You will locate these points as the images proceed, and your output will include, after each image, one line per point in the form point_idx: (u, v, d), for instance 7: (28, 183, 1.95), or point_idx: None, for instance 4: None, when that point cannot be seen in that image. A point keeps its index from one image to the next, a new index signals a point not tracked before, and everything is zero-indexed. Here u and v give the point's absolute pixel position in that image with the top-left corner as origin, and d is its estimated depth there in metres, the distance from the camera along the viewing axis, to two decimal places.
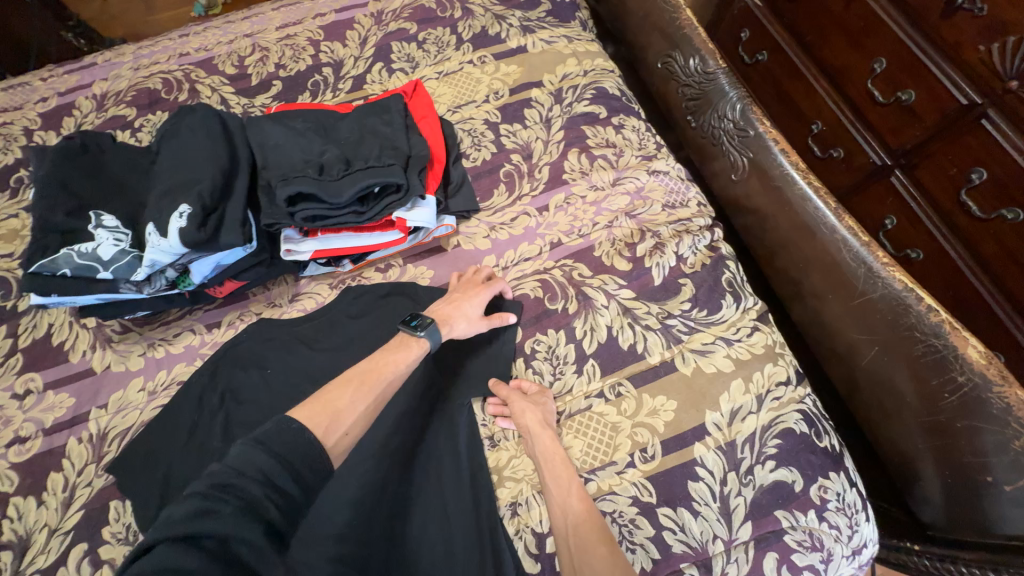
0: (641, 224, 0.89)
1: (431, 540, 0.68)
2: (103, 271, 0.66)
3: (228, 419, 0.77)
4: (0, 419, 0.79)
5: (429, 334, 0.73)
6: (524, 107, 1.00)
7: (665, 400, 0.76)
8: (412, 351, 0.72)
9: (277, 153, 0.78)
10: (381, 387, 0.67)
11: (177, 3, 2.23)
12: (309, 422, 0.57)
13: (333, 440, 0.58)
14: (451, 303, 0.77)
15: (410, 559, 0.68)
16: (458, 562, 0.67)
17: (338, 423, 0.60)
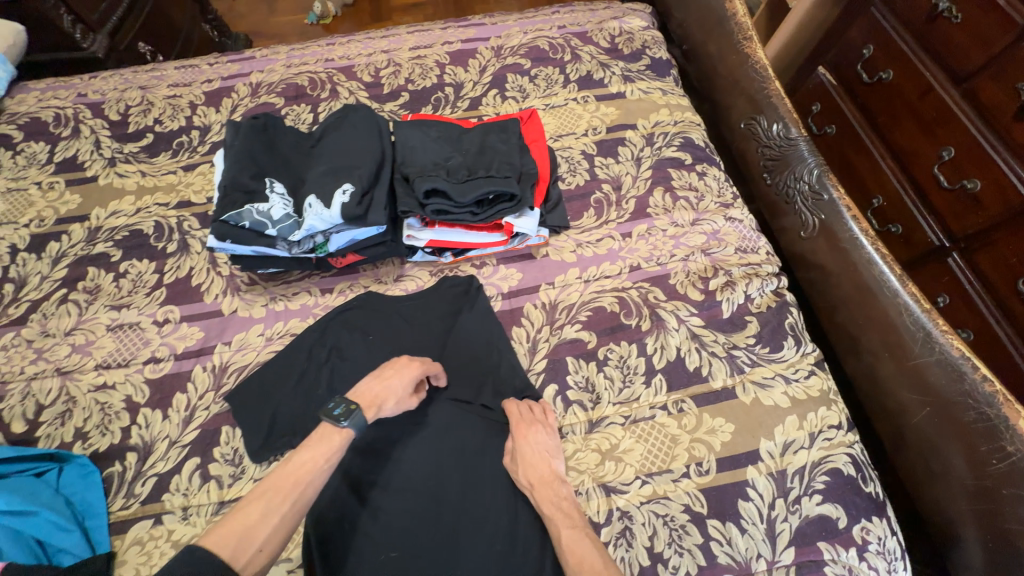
0: (714, 262, 0.98)
1: (497, 515, 0.77)
2: (270, 228, 0.79)
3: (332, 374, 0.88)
4: (142, 339, 0.92)
5: (353, 425, 0.72)
6: (619, 144, 1.12)
7: (724, 422, 0.83)
8: (334, 446, 0.70)
9: (415, 154, 0.91)
10: (298, 492, 0.65)
11: (295, 10, 2.50)
12: (218, 545, 0.58)
13: (244, 561, 0.58)
14: (378, 383, 0.77)
15: (476, 528, 0.76)
16: (520, 538, 0.75)
17: (248, 542, 0.60)
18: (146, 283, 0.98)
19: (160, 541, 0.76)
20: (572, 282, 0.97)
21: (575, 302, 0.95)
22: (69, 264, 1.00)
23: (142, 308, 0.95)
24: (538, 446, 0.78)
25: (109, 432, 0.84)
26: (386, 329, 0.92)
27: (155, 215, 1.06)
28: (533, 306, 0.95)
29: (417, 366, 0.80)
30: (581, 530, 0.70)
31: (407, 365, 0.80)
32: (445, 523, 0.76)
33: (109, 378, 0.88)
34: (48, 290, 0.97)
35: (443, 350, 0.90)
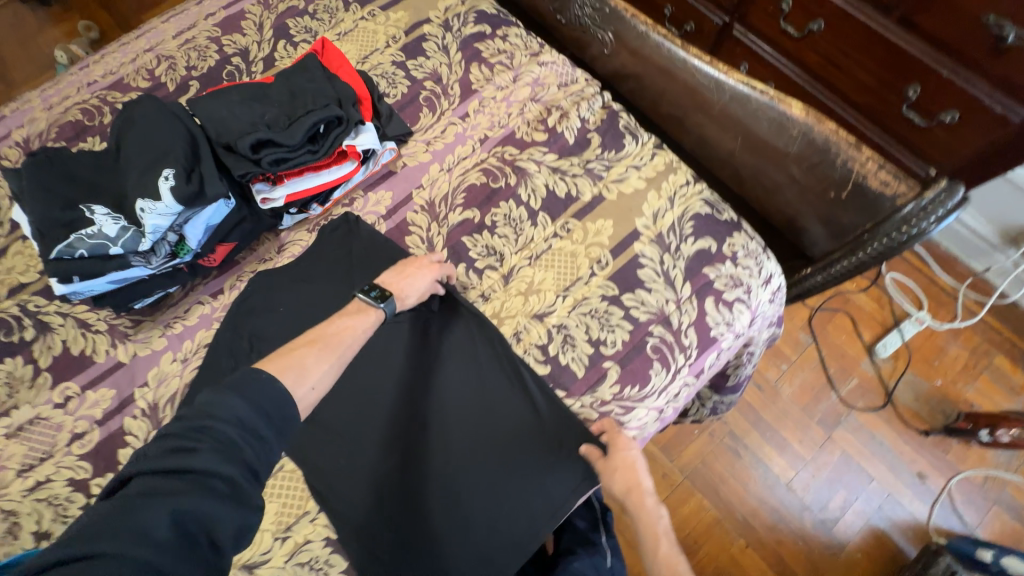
0: (546, 104, 1.07)
1: (476, 445, 0.82)
2: (113, 247, 0.77)
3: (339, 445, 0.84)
4: (53, 426, 0.87)
5: (387, 309, 0.82)
6: (421, 41, 1.15)
7: (604, 222, 0.96)
8: (370, 322, 0.81)
9: (223, 121, 0.88)
10: (343, 350, 0.75)
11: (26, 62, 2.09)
12: (279, 374, 0.66)
13: (300, 394, 0.67)
14: (402, 275, 0.86)
15: (463, 466, 0.81)
16: (504, 453, 0.82)
17: (303, 378, 0.68)
18: (24, 377, 0.90)
19: None
20: (438, 176, 1.03)
21: (448, 191, 1.01)
22: None
23: (34, 401, 0.89)
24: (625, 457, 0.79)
25: (69, 518, 0.80)
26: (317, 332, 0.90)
27: None
28: (414, 213, 1.00)
29: (435, 266, 0.89)
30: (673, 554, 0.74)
31: (428, 266, 0.89)
32: (446, 493, 0.80)
33: (39, 475, 0.83)
34: None
35: (445, 386, 0.86)
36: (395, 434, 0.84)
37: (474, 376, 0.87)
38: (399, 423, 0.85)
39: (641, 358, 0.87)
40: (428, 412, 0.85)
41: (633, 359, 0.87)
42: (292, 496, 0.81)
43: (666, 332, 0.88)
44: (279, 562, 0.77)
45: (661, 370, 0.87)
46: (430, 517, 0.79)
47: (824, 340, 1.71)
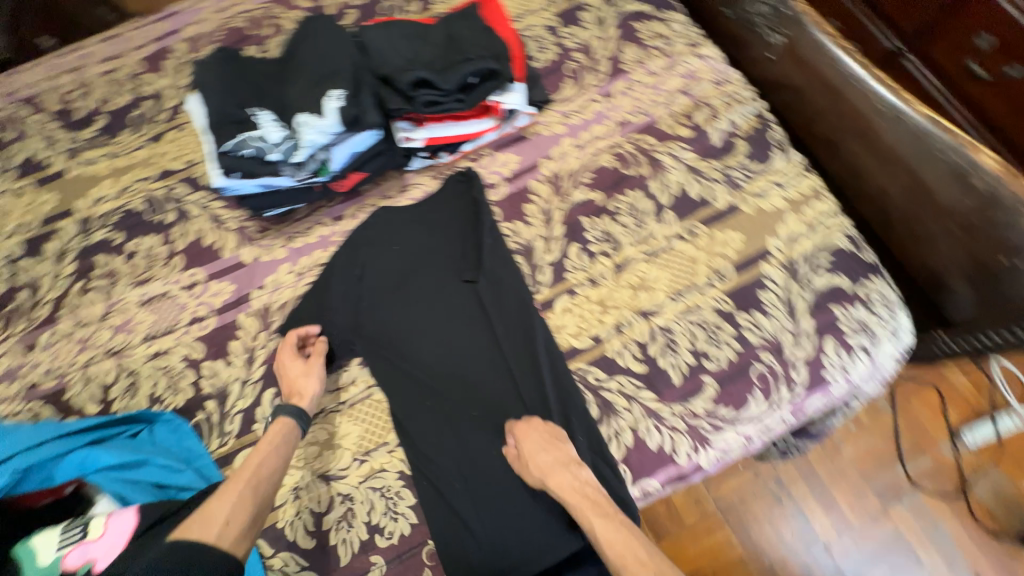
0: (696, 99, 1.02)
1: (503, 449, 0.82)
2: (272, 153, 0.81)
3: (410, 396, 0.85)
4: (178, 305, 0.95)
5: (285, 412, 0.80)
6: (579, 11, 1.12)
7: (733, 233, 0.91)
8: (277, 431, 0.78)
9: (386, 55, 0.90)
10: (249, 480, 0.71)
11: None
12: (183, 530, 0.63)
13: (215, 534, 0.64)
14: (295, 372, 0.84)
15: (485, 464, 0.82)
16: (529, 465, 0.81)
17: (211, 521, 0.65)
18: (160, 255, 0.99)
19: None
20: (569, 151, 1.01)
21: (577, 168, 1.00)
22: (75, 257, 1.00)
23: (167, 278, 0.97)
24: (546, 432, 0.79)
25: (181, 389, 0.89)
26: (412, 285, 0.92)
27: (141, 192, 1.04)
28: (538, 182, 0.99)
29: (290, 343, 0.87)
30: (612, 519, 0.72)
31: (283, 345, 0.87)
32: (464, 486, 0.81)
33: (161, 345, 0.92)
34: (65, 286, 0.97)
35: (485, 380, 0.85)
36: (462, 403, 0.85)
37: (520, 371, 0.85)
38: (435, 405, 0.85)
39: (743, 381, 0.84)
40: (493, 389, 0.85)
41: (734, 379, 0.84)
42: (374, 424, 0.85)
43: (775, 362, 0.84)
44: (353, 481, 0.82)
45: (760, 398, 0.83)
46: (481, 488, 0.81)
47: (904, 410, 1.58)
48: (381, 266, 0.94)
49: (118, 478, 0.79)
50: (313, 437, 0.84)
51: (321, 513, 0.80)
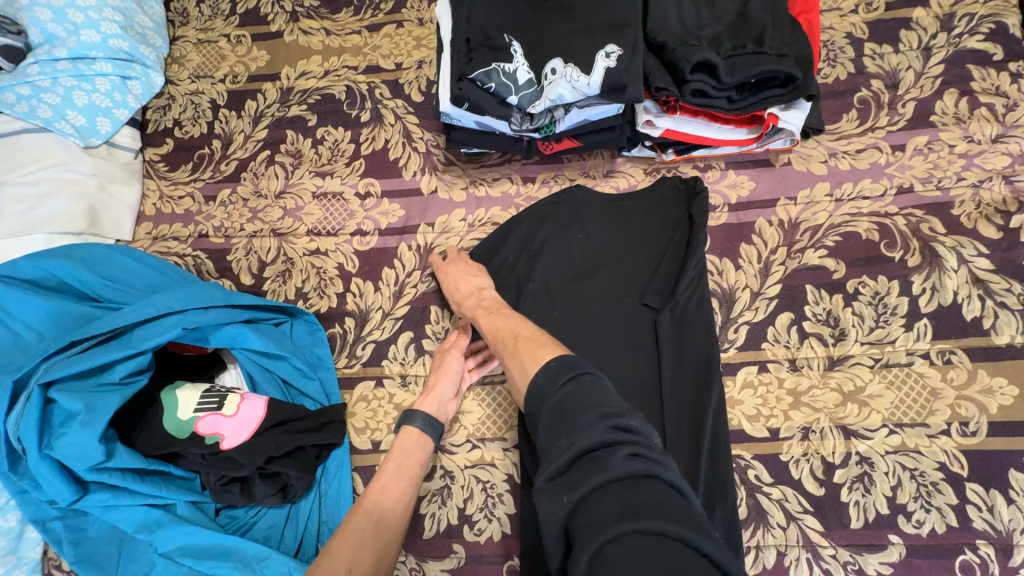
0: (1021, 193, 0.77)
1: None
2: (512, 95, 0.71)
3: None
4: (347, 210, 0.91)
5: (411, 419, 0.73)
6: (902, 27, 0.87)
7: (1006, 383, 0.70)
8: (404, 444, 0.72)
9: (666, 18, 0.75)
10: (371, 505, 0.65)
11: None
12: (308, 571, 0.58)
13: None
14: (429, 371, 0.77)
15: None
16: None
17: (332, 566, 0.58)
18: (344, 152, 0.95)
19: (385, 403, 0.81)
20: (820, 200, 0.82)
21: (822, 224, 0.81)
22: (268, 125, 0.99)
23: (344, 178, 0.93)
24: (461, 267, 0.80)
25: (327, 296, 0.87)
26: (584, 283, 0.81)
27: (344, 79, 1.00)
28: (767, 222, 0.82)
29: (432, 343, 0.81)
30: (498, 314, 0.71)
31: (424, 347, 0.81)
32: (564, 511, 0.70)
33: (321, 244, 0.90)
34: (253, 151, 0.97)
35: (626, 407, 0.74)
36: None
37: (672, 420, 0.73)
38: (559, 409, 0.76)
39: (941, 563, 0.66)
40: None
41: (930, 556, 0.67)
42: (499, 413, 0.79)
43: (994, 560, 0.65)
44: (460, 462, 0.77)
45: None
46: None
47: None
48: (562, 253, 0.83)
49: (256, 361, 0.80)
50: None
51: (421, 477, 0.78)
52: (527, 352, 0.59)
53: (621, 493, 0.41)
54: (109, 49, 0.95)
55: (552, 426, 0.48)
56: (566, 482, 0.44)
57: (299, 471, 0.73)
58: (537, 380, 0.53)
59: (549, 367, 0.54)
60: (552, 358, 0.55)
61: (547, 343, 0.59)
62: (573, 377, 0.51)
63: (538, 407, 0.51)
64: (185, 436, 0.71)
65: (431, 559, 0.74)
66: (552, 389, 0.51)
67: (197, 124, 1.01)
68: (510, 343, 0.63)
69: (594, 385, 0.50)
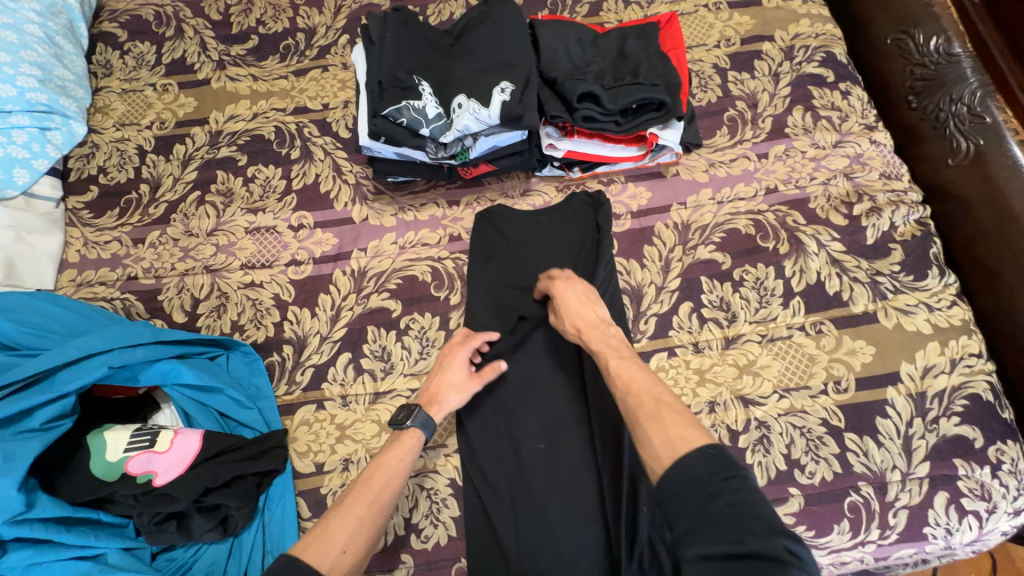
0: (858, 187, 0.94)
1: (556, 482, 0.78)
2: (424, 127, 0.79)
3: (487, 409, 0.83)
4: (281, 242, 0.95)
5: (417, 423, 0.74)
6: (754, 58, 1.04)
7: (864, 345, 0.83)
8: (405, 445, 0.73)
9: (557, 58, 0.87)
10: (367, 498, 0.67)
11: None
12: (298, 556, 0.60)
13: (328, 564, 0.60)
14: (437, 378, 0.79)
15: (537, 490, 0.78)
16: (576, 506, 0.76)
17: (330, 545, 0.62)
18: (276, 188, 0.99)
19: (326, 424, 0.83)
20: (705, 203, 0.95)
21: (709, 223, 0.93)
22: (198, 167, 1.02)
23: (277, 212, 0.97)
24: (583, 291, 0.80)
25: (264, 326, 0.89)
26: (513, 291, 0.90)
27: (273, 121, 1.05)
28: (664, 225, 0.93)
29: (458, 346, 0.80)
30: (628, 359, 0.71)
31: (451, 349, 0.80)
32: (508, 504, 0.77)
33: (256, 277, 0.93)
34: (183, 192, 1.00)
35: (558, 407, 0.82)
36: (536, 431, 0.81)
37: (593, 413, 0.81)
38: (505, 414, 0.82)
39: (833, 506, 0.76)
40: (569, 428, 0.81)
41: (824, 501, 0.76)
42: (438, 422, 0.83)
43: (874, 497, 0.76)
44: None
45: (846, 532, 0.75)
46: (530, 530, 0.76)
47: None
48: (491, 274, 0.91)
49: (191, 396, 0.80)
50: (375, 415, 0.83)
51: None
52: (673, 424, 0.60)
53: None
54: (27, 102, 0.96)
55: (710, 522, 0.52)
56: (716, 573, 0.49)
57: (239, 500, 0.73)
58: (690, 463, 0.55)
59: (708, 457, 0.55)
60: (707, 441, 0.57)
61: (689, 420, 0.61)
62: (733, 481, 0.54)
63: (686, 490, 0.54)
64: (114, 478, 0.70)
65: (380, 572, 0.76)
66: (711, 483, 0.54)
67: (123, 170, 1.02)
68: (649, 405, 0.63)
69: (751, 494, 0.53)
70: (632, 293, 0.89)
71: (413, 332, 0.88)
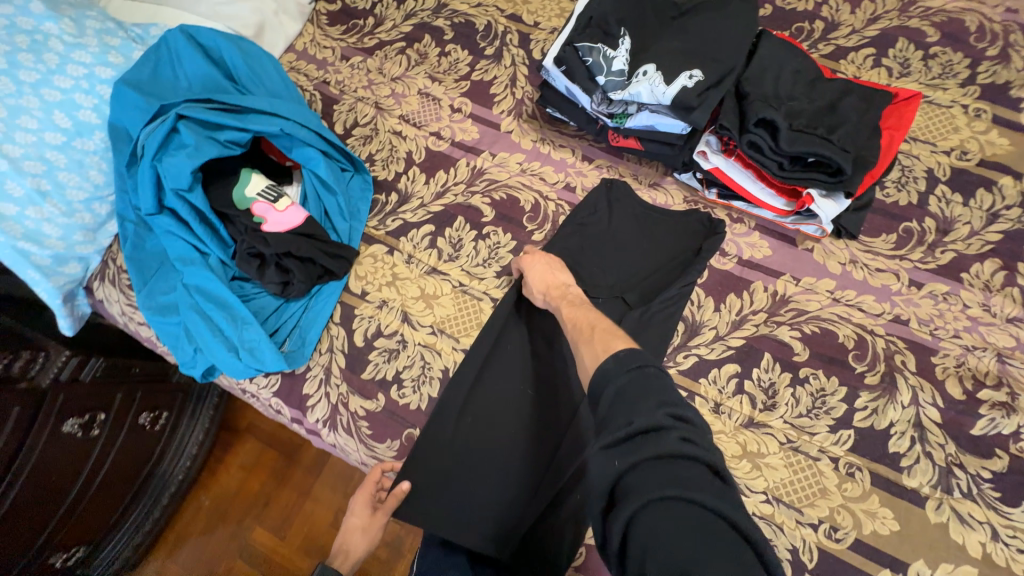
0: (1006, 374, 0.79)
1: (519, 420, 0.85)
2: (602, 76, 0.84)
3: (500, 330, 0.90)
4: (437, 114, 1.07)
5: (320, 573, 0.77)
6: (982, 185, 0.89)
7: (889, 516, 0.74)
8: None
9: (763, 77, 0.84)
10: None
11: None
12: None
13: None
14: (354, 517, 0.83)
15: (501, 416, 0.85)
16: (523, 450, 0.83)
17: None
18: (458, 71, 1.10)
19: (387, 267, 0.96)
20: (818, 292, 0.87)
21: (809, 311, 0.86)
22: (414, 24, 1.16)
23: (448, 90, 1.09)
24: (546, 262, 0.86)
25: (388, 170, 1.04)
26: (585, 262, 0.92)
27: (489, 16, 1.15)
28: (762, 287, 0.88)
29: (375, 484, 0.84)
30: (580, 307, 0.78)
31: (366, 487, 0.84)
32: (476, 413, 0.85)
33: (405, 130, 1.07)
34: (393, 38, 1.15)
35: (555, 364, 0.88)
36: (527, 374, 0.87)
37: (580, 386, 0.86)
38: (514, 342, 0.89)
39: None
40: (555, 389, 0.86)
41: None
42: (464, 319, 0.91)
43: None
44: (415, 338, 0.91)
45: None
46: (478, 439, 0.84)
47: None
48: (577, 234, 0.94)
49: (314, 186, 0.97)
50: (422, 283, 0.94)
51: (381, 332, 0.92)
52: (601, 341, 0.67)
53: (664, 467, 0.49)
54: None
55: (614, 404, 0.57)
56: (616, 459, 0.52)
57: (304, 278, 0.89)
58: (604, 366, 0.61)
59: (618, 356, 0.61)
60: (622, 347, 0.63)
61: (621, 338, 0.67)
62: (638, 367, 0.59)
63: (602, 386, 0.59)
64: (242, 208, 0.91)
65: (357, 394, 0.89)
66: (617, 374, 0.59)
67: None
68: (586, 333, 0.71)
69: (660, 378, 0.58)
70: (691, 326, 0.87)
71: (488, 241, 0.96)
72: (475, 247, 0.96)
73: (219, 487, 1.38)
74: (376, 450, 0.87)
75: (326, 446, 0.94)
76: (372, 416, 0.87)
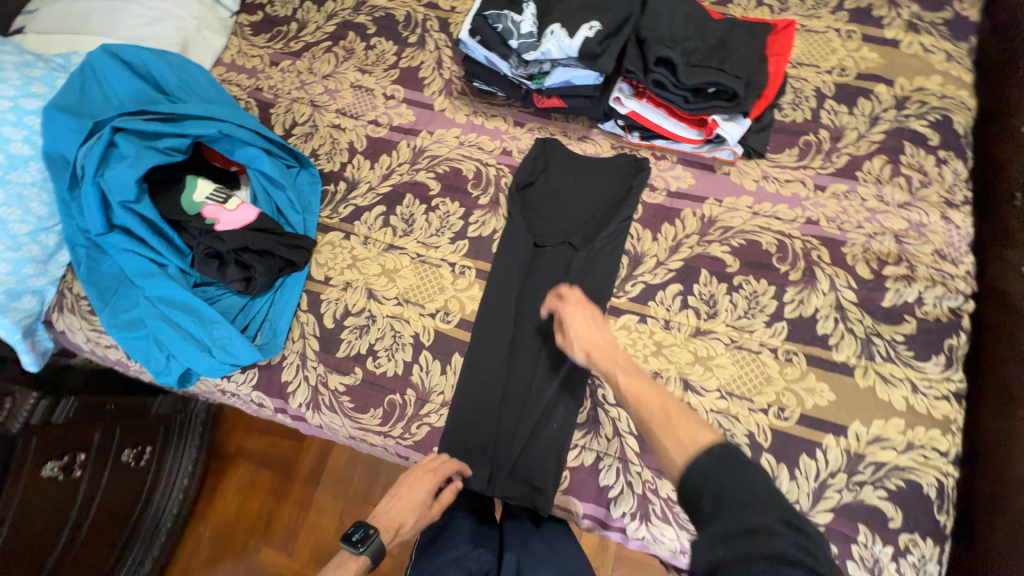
0: (904, 252, 0.91)
1: (500, 361, 0.90)
2: (514, 40, 0.94)
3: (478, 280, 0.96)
4: (372, 103, 1.12)
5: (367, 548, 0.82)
6: (862, 95, 1.01)
7: (826, 389, 0.84)
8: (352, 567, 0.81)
9: (658, 22, 0.94)
10: None
11: None
12: None
13: None
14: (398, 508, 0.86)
15: (482, 359, 0.90)
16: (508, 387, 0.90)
17: None
18: (386, 61, 1.16)
19: (345, 251, 1.00)
20: (740, 209, 0.97)
21: (735, 227, 0.96)
22: (337, 23, 1.21)
23: (379, 79, 1.14)
24: (586, 316, 0.83)
25: (333, 161, 1.08)
26: (540, 221, 1.00)
27: (406, 7, 1.21)
28: (692, 212, 0.97)
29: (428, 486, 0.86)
30: (638, 377, 0.76)
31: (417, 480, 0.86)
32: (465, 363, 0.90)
33: (343, 122, 1.11)
34: (319, 39, 1.20)
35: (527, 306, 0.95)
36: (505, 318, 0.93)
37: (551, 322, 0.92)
38: (491, 289, 0.94)
39: None
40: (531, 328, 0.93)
41: None
42: (426, 286, 0.96)
43: None
44: (382, 311, 0.95)
45: None
46: (466, 386, 0.89)
47: None
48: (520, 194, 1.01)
49: (262, 184, 1.00)
50: (382, 260, 0.99)
51: (350, 312, 0.96)
52: (683, 428, 0.67)
53: (750, 546, 0.53)
54: None
55: (717, 500, 0.58)
56: (720, 548, 0.54)
57: (265, 269, 0.92)
58: (702, 462, 0.61)
59: (714, 451, 0.62)
60: (715, 440, 0.63)
61: (701, 425, 0.67)
62: (735, 463, 0.60)
63: (702, 484, 0.60)
64: (193, 214, 0.93)
65: (335, 371, 0.92)
66: (713, 470, 0.60)
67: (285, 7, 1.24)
68: (660, 416, 0.70)
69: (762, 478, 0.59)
70: (635, 257, 0.95)
71: (439, 212, 1.02)
72: (427, 219, 1.01)
73: (217, 516, 1.37)
74: (360, 421, 0.91)
75: (314, 429, 0.97)
76: (353, 390, 0.91)
